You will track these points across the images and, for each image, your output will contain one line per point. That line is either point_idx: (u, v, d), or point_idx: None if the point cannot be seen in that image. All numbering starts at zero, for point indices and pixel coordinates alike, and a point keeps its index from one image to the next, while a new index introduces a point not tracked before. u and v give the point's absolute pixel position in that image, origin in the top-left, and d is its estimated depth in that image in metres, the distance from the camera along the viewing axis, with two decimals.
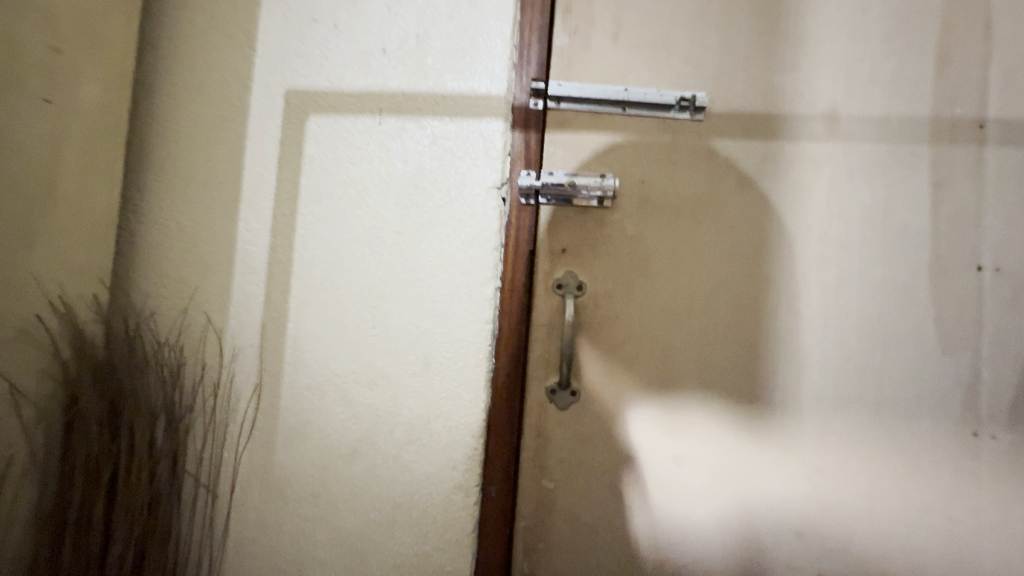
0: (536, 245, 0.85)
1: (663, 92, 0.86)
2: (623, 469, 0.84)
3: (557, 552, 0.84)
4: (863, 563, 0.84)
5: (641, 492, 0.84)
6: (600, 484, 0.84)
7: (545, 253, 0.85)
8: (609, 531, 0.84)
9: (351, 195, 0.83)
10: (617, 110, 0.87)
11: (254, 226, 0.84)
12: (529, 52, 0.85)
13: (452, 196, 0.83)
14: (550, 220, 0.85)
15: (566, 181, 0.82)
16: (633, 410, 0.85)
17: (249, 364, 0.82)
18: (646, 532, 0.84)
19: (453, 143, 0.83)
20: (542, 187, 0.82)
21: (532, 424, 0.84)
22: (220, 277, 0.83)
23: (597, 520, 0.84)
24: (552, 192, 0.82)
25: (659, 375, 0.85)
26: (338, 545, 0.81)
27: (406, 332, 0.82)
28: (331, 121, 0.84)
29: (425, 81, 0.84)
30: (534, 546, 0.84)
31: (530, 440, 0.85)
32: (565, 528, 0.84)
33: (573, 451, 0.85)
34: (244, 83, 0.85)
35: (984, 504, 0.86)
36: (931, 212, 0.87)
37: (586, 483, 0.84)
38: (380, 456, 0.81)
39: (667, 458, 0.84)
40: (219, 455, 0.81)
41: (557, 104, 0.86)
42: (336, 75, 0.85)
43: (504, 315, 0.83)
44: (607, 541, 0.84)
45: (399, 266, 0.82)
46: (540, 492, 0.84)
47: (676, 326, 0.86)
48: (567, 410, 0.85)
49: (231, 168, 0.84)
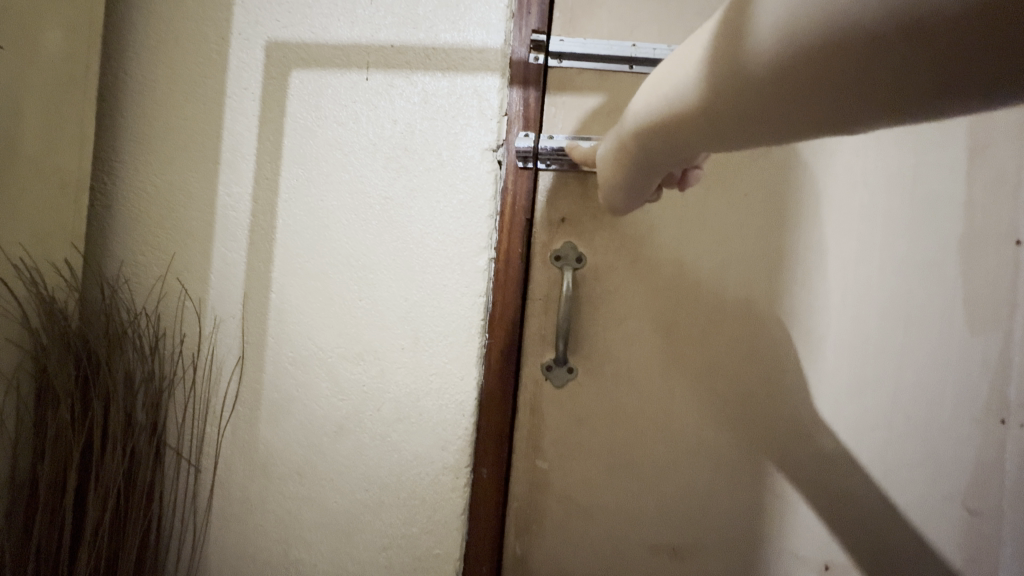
0: (534, 213, 0.79)
1: (674, 50, 0.78)
2: (621, 451, 0.80)
3: (550, 535, 0.81)
4: (875, 557, 0.80)
5: (640, 475, 0.80)
6: (597, 467, 0.80)
7: (543, 221, 0.79)
8: (606, 514, 0.80)
9: (337, 158, 0.78)
10: (623, 69, 0.79)
11: (235, 191, 0.79)
12: (531, 0, 0.77)
13: (444, 159, 0.77)
14: (549, 186, 0.79)
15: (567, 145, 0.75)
16: (633, 389, 0.80)
17: (231, 336, 0.79)
18: (644, 517, 0.80)
19: (446, 102, 0.76)
20: (541, 151, 0.75)
21: (525, 403, 0.80)
22: (198, 244, 0.79)
23: (594, 503, 0.80)
24: (552, 157, 0.76)
25: (663, 352, 0.80)
26: (324, 524, 0.79)
27: (394, 305, 0.77)
28: (315, 76, 0.78)
29: (416, 33, 0.77)
30: (527, 528, 0.81)
31: (524, 419, 0.80)
32: (559, 510, 0.81)
33: (569, 432, 0.80)
34: (222, 35, 0.78)
35: (1008, 496, 0.81)
36: (967, 180, 0.80)
37: (582, 464, 0.80)
38: (366, 434, 0.78)
39: (669, 440, 0.80)
40: (201, 429, 0.79)
41: (557, 62, 0.78)
42: (321, 27, 0.78)
43: (498, 288, 0.78)
44: (603, 525, 0.80)
45: (387, 235, 0.77)
46: (534, 474, 0.80)
47: (682, 300, 0.80)
48: (562, 389, 0.80)
49: (209, 128, 0.79)
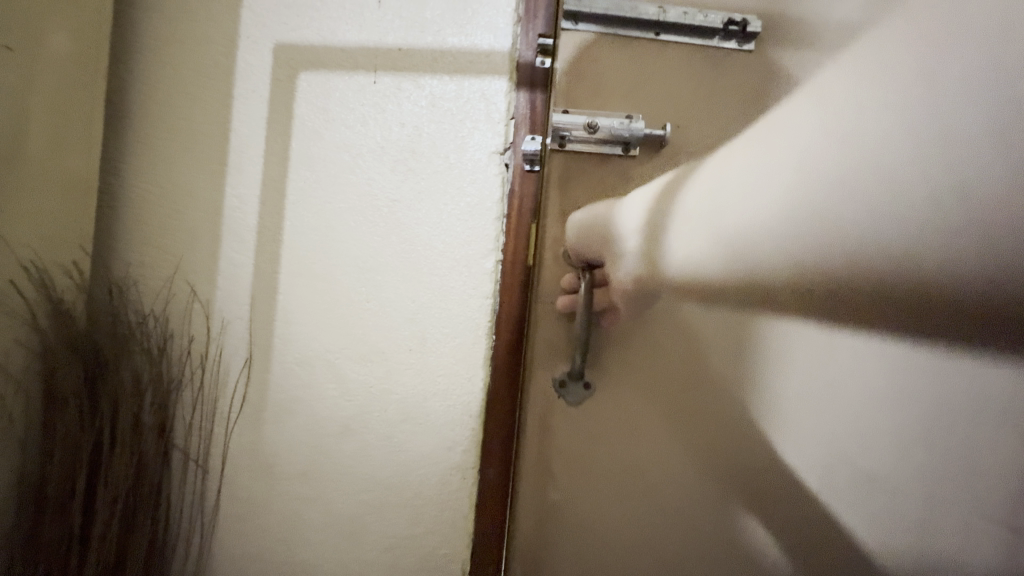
0: (546, 202, 0.80)
1: (708, 14, 0.81)
2: (627, 467, 0.83)
3: (555, 551, 0.83)
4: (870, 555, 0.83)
5: (644, 488, 0.83)
6: (603, 482, 0.83)
7: (556, 216, 0.81)
8: (608, 529, 0.83)
9: (344, 160, 0.78)
10: (649, 35, 0.81)
11: (241, 192, 0.79)
12: (538, 5, 0.77)
13: (452, 161, 0.77)
14: (561, 179, 0.81)
15: (586, 121, 0.79)
16: (641, 406, 0.83)
17: (239, 338, 0.79)
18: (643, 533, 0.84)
19: (453, 105, 0.77)
20: (560, 125, 0.79)
21: (535, 414, 0.81)
22: (206, 246, 0.79)
23: (598, 519, 0.83)
24: (571, 132, 0.79)
25: (675, 377, 0.84)
26: (329, 525, 0.79)
27: (402, 307, 0.77)
28: (322, 78, 0.78)
29: (424, 36, 0.77)
30: (531, 543, 0.82)
31: (532, 431, 0.82)
32: (564, 527, 0.82)
33: (576, 447, 0.83)
34: (229, 37, 0.78)
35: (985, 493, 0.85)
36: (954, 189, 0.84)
37: (588, 479, 0.82)
38: (372, 435, 0.78)
39: (671, 457, 0.84)
40: (208, 430, 0.79)
41: (573, 24, 0.79)
42: (329, 30, 0.78)
43: (505, 292, 0.78)
44: (605, 542, 0.83)
45: (394, 237, 0.77)
46: (540, 488, 0.82)
47: (694, 328, 0.84)
48: (578, 404, 0.82)
49: (216, 129, 0.79)
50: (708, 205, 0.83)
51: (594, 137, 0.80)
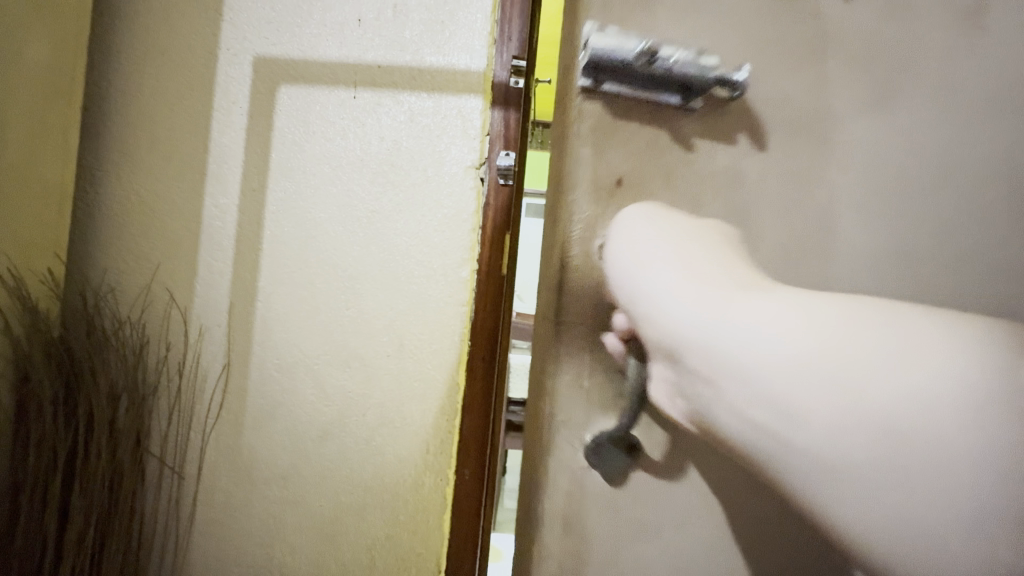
0: (571, 171, 0.57)
1: None
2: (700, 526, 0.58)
3: None
4: None
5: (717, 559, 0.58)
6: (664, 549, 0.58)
7: (590, 189, 0.57)
8: None
9: (324, 172, 0.80)
10: None
11: (221, 202, 0.80)
12: (511, 27, 0.79)
13: (429, 175, 0.80)
14: (595, 133, 0.57)
15: (650, 47, 0.52)
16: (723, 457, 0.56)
17: (216, 344, 0.81)
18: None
19: (431, 121, 0.80)
20: (606, 65, 0.54)
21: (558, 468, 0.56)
22: (184, 254, 0.80)
23: None
24: (623, 78, 0.56)
25: None
26: (307, 527, 0.81)
27: (380, 315, 0.80)
28: (302, 92, 0.80)
29: (403, 54, 0.80)
30: None
31: (556, 486, 0.56)
32: None
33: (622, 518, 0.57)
34: (209, 49, 0.80)
35: None
36: None
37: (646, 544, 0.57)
38: (350, 438, 0.81)
39: None
40: (185, 436, 0.80)
41: None
42: (309, 45, 0.81)
43: (480, 301, 0.79)
44: None
45: (373, 247, 0.80)
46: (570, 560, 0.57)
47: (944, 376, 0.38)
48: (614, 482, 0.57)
49: (195, 140, 0.80)
50: (793, 180, 0.60)
51: (650, 92, 0.57)
